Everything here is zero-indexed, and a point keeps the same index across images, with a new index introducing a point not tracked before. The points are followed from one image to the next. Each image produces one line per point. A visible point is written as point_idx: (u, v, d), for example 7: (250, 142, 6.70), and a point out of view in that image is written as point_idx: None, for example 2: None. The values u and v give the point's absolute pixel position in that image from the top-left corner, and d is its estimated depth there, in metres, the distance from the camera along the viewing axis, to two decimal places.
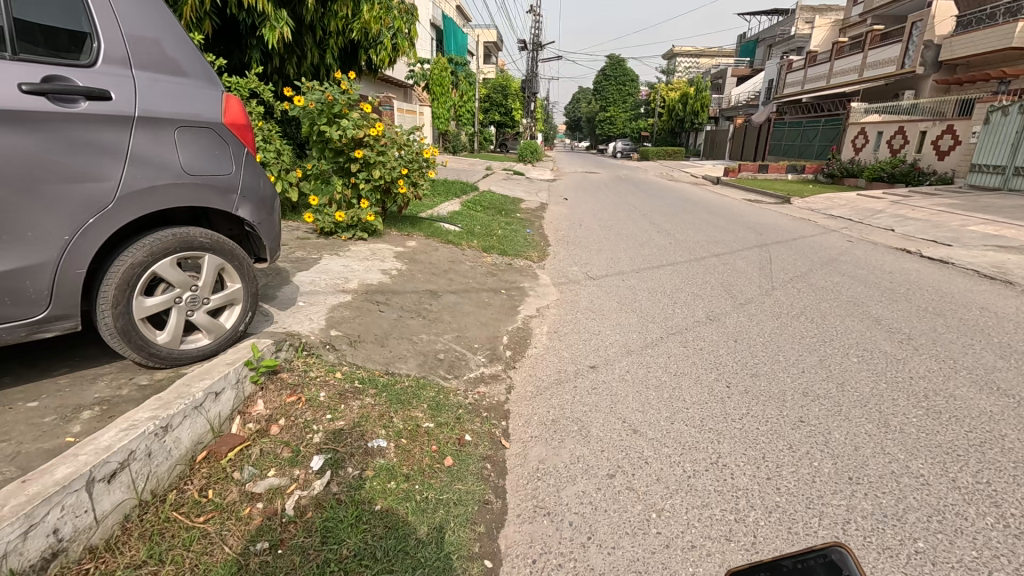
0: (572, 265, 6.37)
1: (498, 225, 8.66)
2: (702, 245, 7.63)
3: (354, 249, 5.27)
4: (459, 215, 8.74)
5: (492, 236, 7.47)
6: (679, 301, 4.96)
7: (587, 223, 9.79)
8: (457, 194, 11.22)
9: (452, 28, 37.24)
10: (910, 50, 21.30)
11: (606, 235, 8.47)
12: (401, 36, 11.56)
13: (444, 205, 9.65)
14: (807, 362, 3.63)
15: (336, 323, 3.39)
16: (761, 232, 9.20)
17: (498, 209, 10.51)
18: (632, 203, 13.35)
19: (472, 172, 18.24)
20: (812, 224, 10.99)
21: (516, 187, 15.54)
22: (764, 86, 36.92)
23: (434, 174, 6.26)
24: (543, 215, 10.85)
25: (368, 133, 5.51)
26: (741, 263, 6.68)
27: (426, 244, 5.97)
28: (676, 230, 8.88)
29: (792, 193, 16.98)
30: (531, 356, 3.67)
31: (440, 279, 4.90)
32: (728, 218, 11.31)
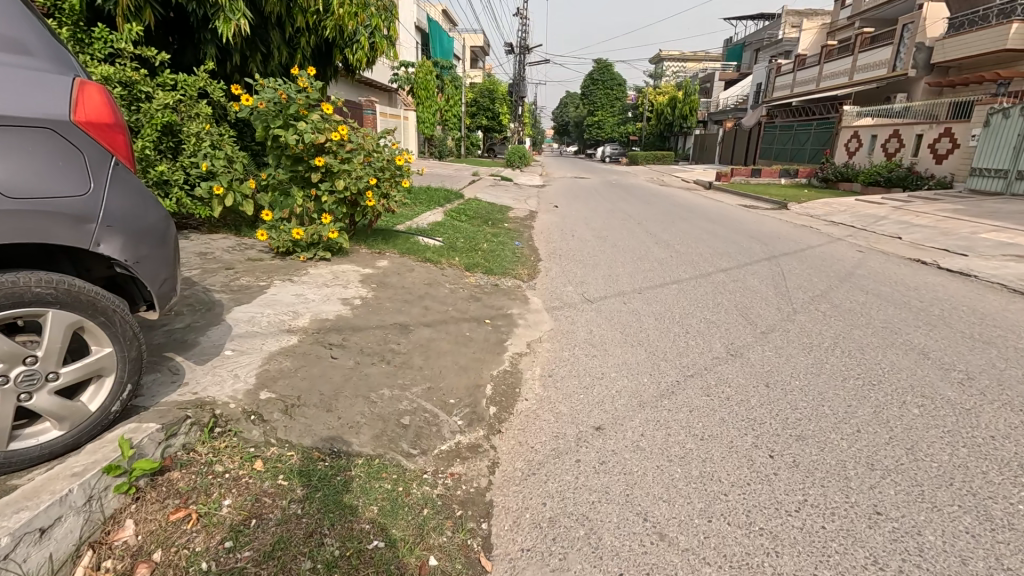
0: (566, 285, 5.66)
1: (484, 237, 7.93)
2: (706, 259, 6.99)
3: (314, 273, 4.51)
4: (440, 227, 8.01)
5: (476, 251, 6.74)
6: (692, 331, 4.29)
7: (580, 233, 9.12)
8: (440, 203, 10.48)
9: (438, 32, 36.70)
10: (901, 52, 21.03)
11: (601, 247, 7.80)
12: (379, 35, 10.85)
13: (425, 216, 8.91)
14: (860, 416, 2.96)
15: (269, 380, 2.63)
16: (767, 242, 8.60)
17: (484, 218, 9.78)
18: (626, 210, 12.72)
19: (458, 178, 17.54)
20: (816, 232, 10.44)
21: (504, 194, 14.86)
22: (752, 90, 36.75)
23: (408, 183, 5.53)
24: (533, 224, 10.16)
25: (331, 137, 4.77)
26: (753, 280, 6.03)
27: (400, 264, 5.23)
28: (676, 241, 8.26)
29: (789, 198, 16.49)
30: (520, 414, 2.94)
31: (413, 308, 4.17)
32: (728, 225, 10.72)
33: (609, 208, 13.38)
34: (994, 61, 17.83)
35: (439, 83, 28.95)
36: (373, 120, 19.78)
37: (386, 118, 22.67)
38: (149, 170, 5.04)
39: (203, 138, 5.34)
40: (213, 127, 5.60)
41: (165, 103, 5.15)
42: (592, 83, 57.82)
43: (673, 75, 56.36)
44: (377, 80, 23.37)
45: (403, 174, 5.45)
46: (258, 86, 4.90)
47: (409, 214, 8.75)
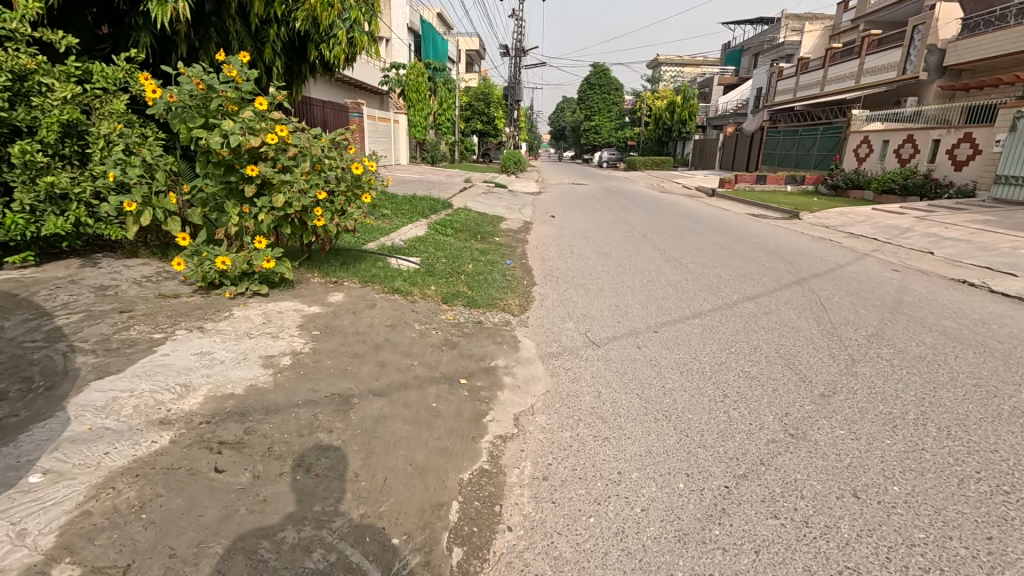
0: (565, 320, 4.67)
1: (469, 256, 6.89)
2: (725, 282, 6.05)
3: (238, 315, 3.47)
4: (418, 244, 6.99)
5: (458, 274, 5.70)
6: (730, 396, 3.29)
7: (581, 249, 8.11)
8: (424, 214, 9.44)
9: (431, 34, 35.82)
10: (911, 54, 20.20)
11: (604, 267, 6.85)
12: (359, 29, 9.89)
13: (403, 230, 7.90)
14: (1016, 561, 1.96)
15: (81, 538, 1.61)
16: (791, 260, 7.62)
17: (472, 232, 8.77)
18: (628, 221, 11.76)
19: (449, 185, 16.55)
20: (839, 246, 9.51)
21: (496, 203, 13.83)
22: (753, 94, 36.07)
23: (370, 197, 4.49)
24: (527, 238, 9.13)
25: (266, 140, 3.75)
26: (788, 312, 5.07)
27: (358, 299, 4.20)
28: (689, 260, 7.29)
29: (800, 207, 15.59)
30: (500, 562, 1.93)
31: (364, 368, 3.13)
32: (742, 239, 9.74)
33: (610, 218, 12.39)
34: (1012, 64, 17.01)
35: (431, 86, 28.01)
36: (360, 124, 18.76)
37: (375, 122, 21.65)
38: (39, 179, 4.01)
39: (116, 141, 4.33)
40: (134, 128, 4.60)
41: (65, 97, 4.15)
42: (589, 87, 57.08)
43: (671, 79, 55.73)
44: (366, 82, 22.40)
45: (364, 186, 4.46)
46: (175, 74, 3.92)
47: (386, 229, 7.73)
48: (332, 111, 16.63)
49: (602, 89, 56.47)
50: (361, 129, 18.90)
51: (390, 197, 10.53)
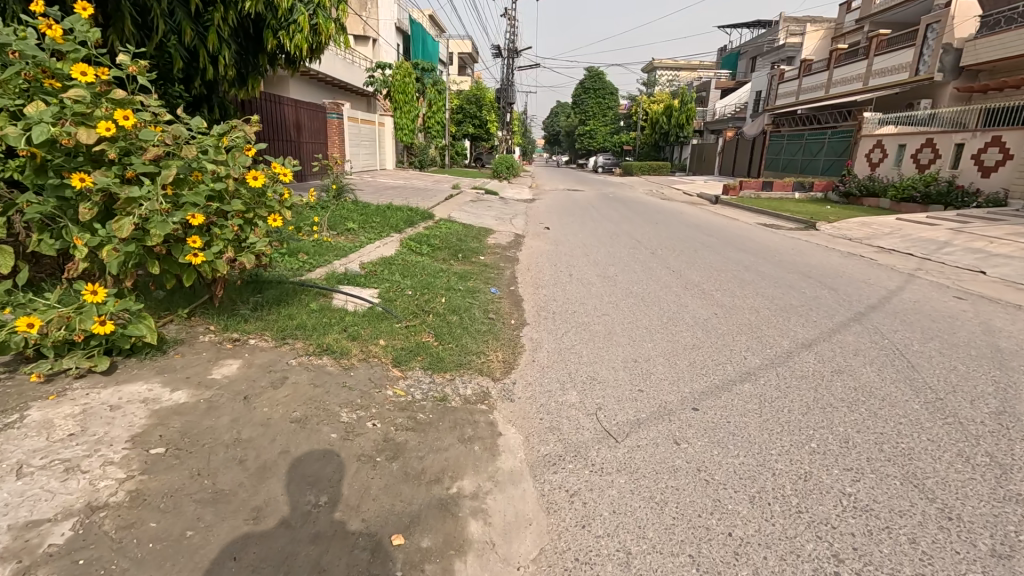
0: (568, 389, 3.37)
1: (445, 283, 5.58)
2: (767, 321, 4.80)
3: (32, 421, 2.13)
4: (381, 269, 5.64)
5: (425, 315, 4.36)
6: (845, 561, 1.98)
7: (581, 271, 6.81)
8: (398, 228, 8.08)
9: (421, 35, 34.61)
10: (925, 54, 19.14)
11: (611, 297, 5.60)
12: (324, 15, 8.73)
13: (366, 250, 6.55)
14: None
15: None
16: (834, 285, 6.36)
17: (452, 250, 7.44)
18: (632, 234, 10.50)
19: (435, 192, 15.25)
20: (876, 265, 8.31)
21: (485, 212, 12.52)
22: (753, 98, 35.15)
23: (281, 219, 3.09)
24: (519, 256, 7.81)
25: (100, 131, 2.40)
26: (862, 369, 3.79)
27: (262, 369, 2.83)
28: (714, 288, 6.01)
29: (816, 216, 14.47)
30: None
31: (217, 532, 1.78)
32: (764, 255, 8.52)
33: (611, 229, 11.09)
34: None
35: (421, 88, 26.70)
36: (339, 126, 17.39)
37: (358, 124, 20.31)
38: None
39: None
40: None
41: None
42: (584, 92, 56.03)
43: (668, 83, 54.79)
44: (340, 79, 21.01)
45: (272, 203, 3.08)
46: None
47: (346, 249, 6.40)
48: (306, 112, 15.23)
49: (596, 93, 55.51)
50: (340, 131, 17.49)
51: (360, 208, 9.17)
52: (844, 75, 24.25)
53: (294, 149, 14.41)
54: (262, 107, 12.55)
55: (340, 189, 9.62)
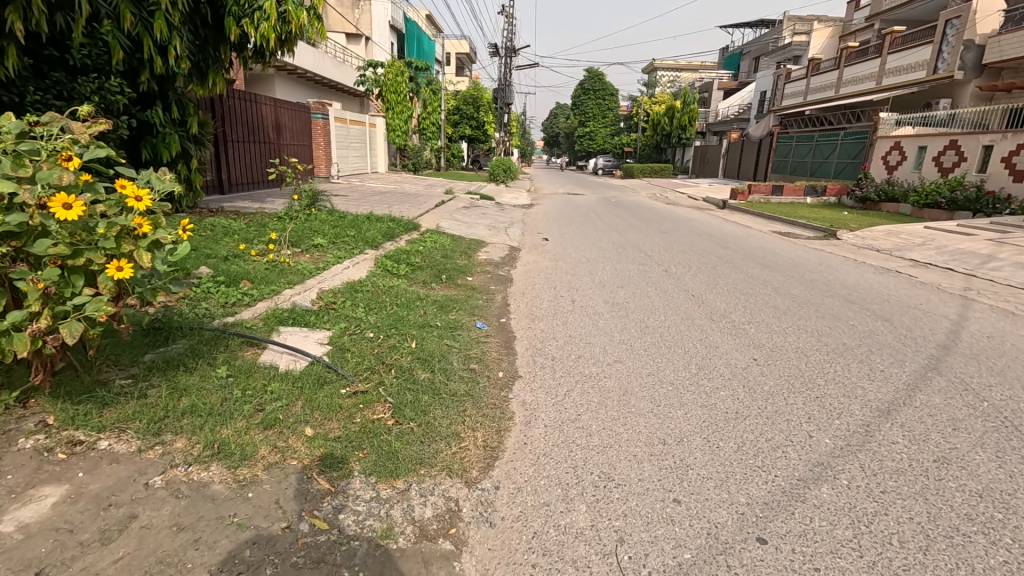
0: (573, 500, 2.37)
1: (420, 317, 4.58)
2: (820, 373, 3.83)
3: None
4: (343, 300, 4.63)
5: (383, 373, 3.34)
6: None
7: (586, 296, 5.79)
8: (373, 242, 7.08)
9: (416, 34, 33.61)
10: (944, 52, 18.17)
11: (622, 333, 4.62)
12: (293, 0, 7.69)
13: (330, 273, 5.53)
14: None
15: None
16: (886, 315, 5.36)
17: (435, 270, 6.44)
18: (637, 245, 9.53)
19: (426, 198, 14.26)
20: (918, 284, 7.34)
21: (479, 220, 11.50)
22: (757, 99, 34.26)
23: (126, 271, 2.29)
24: (512, 275, 6.83)
25: None
26: (971, 453, 2.81)
27: (92, 507, 1.87)
28: (746, 321, 5.00)
29: (835, 223, 13.50)
30: None
31: None
32: (790, 273, 7.54)
33: (616, 239, 10.08)
34: None
35: (415, 87, 25.65)
36: (326, 127, 16.36)
37: (347, 125, 19.32)
38: None
39: None
40: None
41: None
42: (584, 93, 55.11)
43: (669, 84, 53.87)
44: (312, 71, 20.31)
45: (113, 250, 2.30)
46: None
47: (307, 272, 5.39)
48: (287, 112, 14.24)
49: (596, 94, 54.66)
50: (327, 132, 16.49)
51: (335, 219, 8.15)
52: (856, 74, 23.28)
53: (274, 152, 13.44)
54: (233, 105, 11.56)
55: (314, 197, 8.63)
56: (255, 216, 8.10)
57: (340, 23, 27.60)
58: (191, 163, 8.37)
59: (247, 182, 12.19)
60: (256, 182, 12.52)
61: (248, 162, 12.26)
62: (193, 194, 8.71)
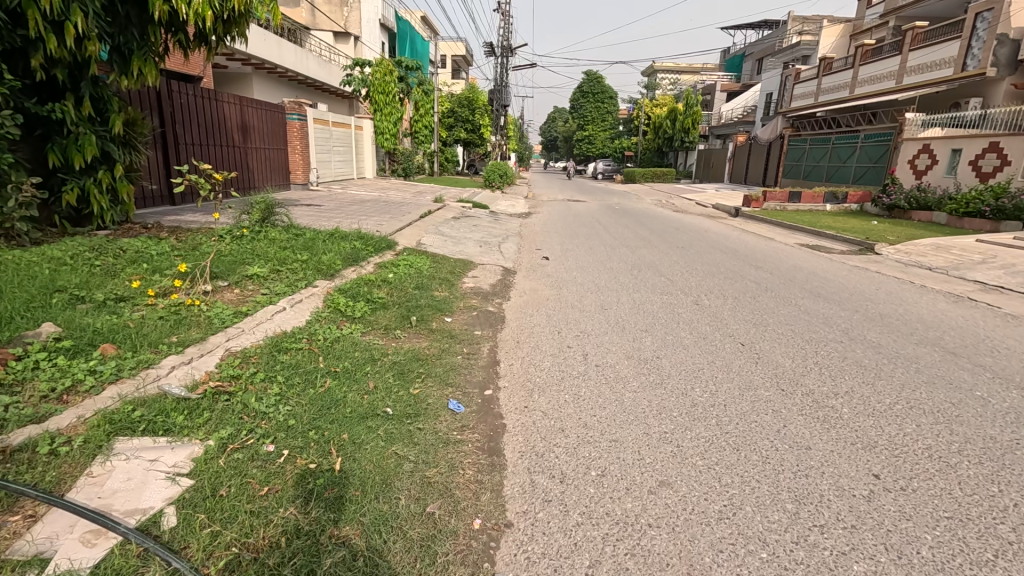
0: None
1: (364, 399, 3.13)
2: (991, 505, 2.41)
3: None
4: (251, 375, 3.18)
5: (261, 551, 1.89)
6: None
7: (604, 348, 4.33)
8: (327, 270, 5.60)
9: (409, 34, 32.26)
10: (974, 47, 16.85)
11: (664, 419, 3.18)
12: None
13: (253, 320, 4.06)
14: None
15: None
16: (1012, 376, 3.93)
17: (402, 308, 4.98)
18: (654, 264, 8.07)
19: (411, 207, 12.81)
20: (1007, 317, 5.94)
21: (468, 233, 10.03)
22: (764, 101, 32.97)
23: None
24: (505, 312, 5.40)
25: None
26: None
27: None
28: (830, 396, 3.54)
29: (869, 235, 12.09)
30: None
31: None
32: (848, 303, 6.11)
33: (628, 257, 8.59)
34: None
35: (406, 88, 24.21)
36: (303, 129, 14.85)
37: (331, 128, 17.91)
38: None
39: None
40: None
41: None
42: (583, 96, 53.93)
43: (670, 86, 52.62)
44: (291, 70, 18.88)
45: None
46: None
47: (219, 321, 3.91)
48: (257, 111, 12.74)
49: (595, 98, 53.47)
50: (304, 134, 15.00)
51: (291, 237, 6.70)
52: (873, 73, 21.96)
53: (238, 156, 11.94)
54: (186, 101, 10.09)
55: (267, 209, 7.18)
56: (192, 234, 6.67)
57: (328, 22, 26.25)
58: (115, 170, 6.89)
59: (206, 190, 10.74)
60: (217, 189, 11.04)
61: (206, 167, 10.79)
62: (120, 207, 7.21)
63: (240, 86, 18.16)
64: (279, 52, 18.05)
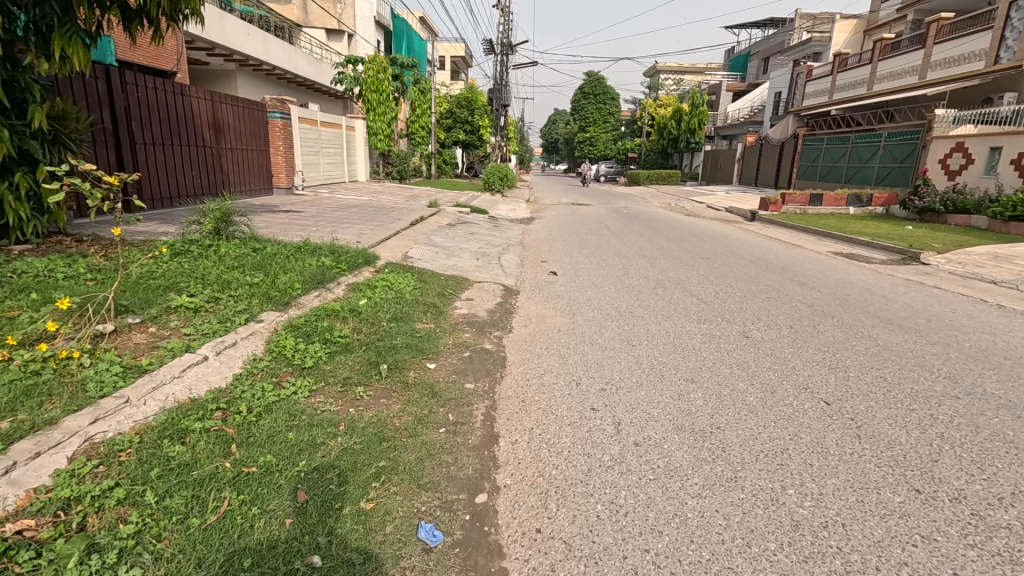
0: None
1: (279, 535, 1.96)
2: None
3: None
4: (101, 494, 2.00)
5: None
6: None
7: (642, 415, 3.15)
8: (280, 298, 4.42)
9: (405, 32, 31.19)
10: (1008, 38, 15.76)
11: (760, 557, 2.03)
12: None
13: (150, 381, 2.86)
14: None
15: None
16: None
17: (372, 351, 3.80)
18: (681, 279, 6.90)
19: (403, 213, 11.69)
20: None
21: (464, 243, 8.86)
22: (774, 100, 31.83)
23: None
24: (507, 351, 4.24)
25: None
26: None
27: None
28: (995, 504, 2.37)
29: (910, 241, 10.94)
30: None
31: None
32: (932, 332, 4.94)
33: (648, 271, 7.40)
34: None
35: (401, 87, 23.06)
36: (285, 128, 13.66)
37: (319, 128, 16.79)
38: None
39: None
40: None
41: None
42: (584, 97, 52.88)
43: (673, 87, 51.50)
44: (277, 66, 17.75)
45: None
46: None
47: (94, 387, 2.71)
48: (231, 108, 11.54)
49: (595, 99, 52.46)
50: (287, 134, 13.86)
51: (247, 252, 5.56)
52: (893, 69, 20.80)
53: (208, 158, 10.73)
54: (144, 95, 8.91)
55: (223, 217, 6.03)
56: (128, 250, 5.52)
57: (320, 19, 25.20)
58: (37, 172, 5.67)
59: (169, 194, 9.54)
60: (181, 195, 9.85)
61: (169, 170, 9.59)
62: (48, 216, 5.99)
63: (223, 85, 17.06)
64: (265, 47, 16.94)
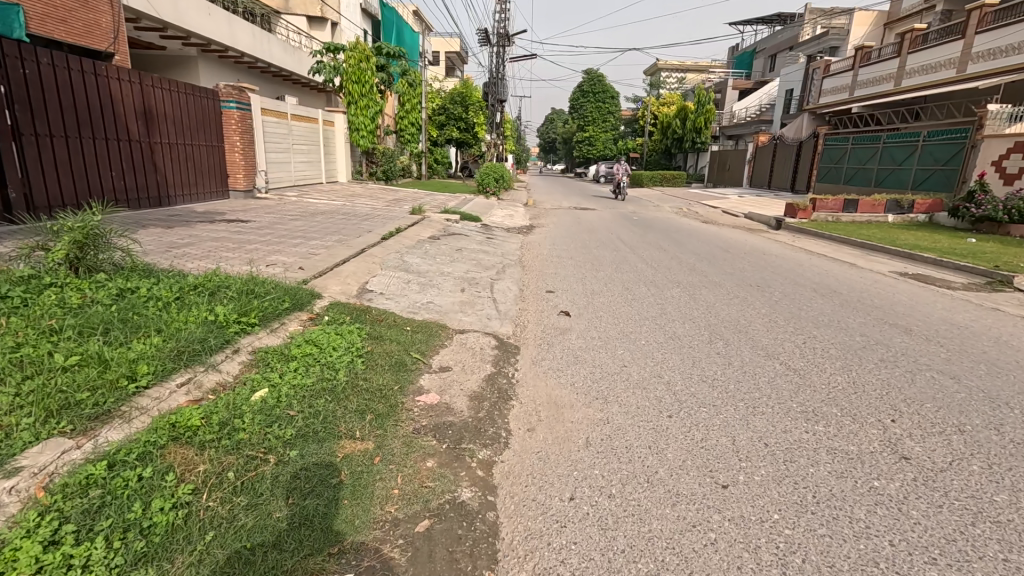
0: None
1: None
2: None
3: None
4: None
5: None
6: None
7: None
8: (94, 403, 2.46)
9: (394, 22, 29.10)
10: None
11: None
12: None
13: None
14: None
15: None
16: None
17: (221, 552, 1.84)
18: (744, 324, 4.95)
19: (379, 221, 9.75)
20: None
21: (447, 265, 6.93)
22: (786, 97, 30.00)
23: None
24: (500, 510, 2.28)
25: None
26: None
27: None
28: None
29: (988, 259, 9.09)
30: None
31: None
32: None
33: (693, 309, 5.49)
34: None
35: (388, 78, 20.96)
36: (242, 119, 11.64)
37: (291, 122, 14.78)
38: None
39: None
40: None
41: None
42: (583, 96, 50.97)
43: (676, 85, 49.66)
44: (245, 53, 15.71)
45: None
46: None
47: None
48: (168, 94, 9.51)
49: (594, 98, 50.60)
50: (246, 128, 11.86)
51: (104, 297, 3.63)
52: (926, 61, 18.93)
53: (134, 154, 8.72)
54: (36, 76, 6.90)
55: (86, 238, 4.09)
56: None
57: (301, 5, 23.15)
58: None
59: (77, 198, 7.60)
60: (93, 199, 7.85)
61: (77, 168, 7.59)
62: None
63: (183, 72, 15.05)
64: (231, 30, 14.90)
